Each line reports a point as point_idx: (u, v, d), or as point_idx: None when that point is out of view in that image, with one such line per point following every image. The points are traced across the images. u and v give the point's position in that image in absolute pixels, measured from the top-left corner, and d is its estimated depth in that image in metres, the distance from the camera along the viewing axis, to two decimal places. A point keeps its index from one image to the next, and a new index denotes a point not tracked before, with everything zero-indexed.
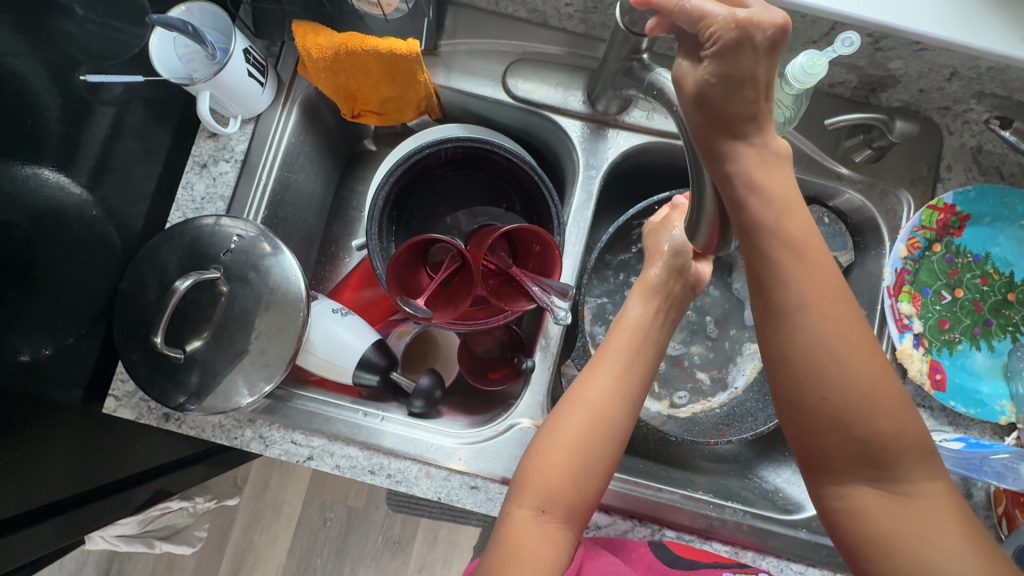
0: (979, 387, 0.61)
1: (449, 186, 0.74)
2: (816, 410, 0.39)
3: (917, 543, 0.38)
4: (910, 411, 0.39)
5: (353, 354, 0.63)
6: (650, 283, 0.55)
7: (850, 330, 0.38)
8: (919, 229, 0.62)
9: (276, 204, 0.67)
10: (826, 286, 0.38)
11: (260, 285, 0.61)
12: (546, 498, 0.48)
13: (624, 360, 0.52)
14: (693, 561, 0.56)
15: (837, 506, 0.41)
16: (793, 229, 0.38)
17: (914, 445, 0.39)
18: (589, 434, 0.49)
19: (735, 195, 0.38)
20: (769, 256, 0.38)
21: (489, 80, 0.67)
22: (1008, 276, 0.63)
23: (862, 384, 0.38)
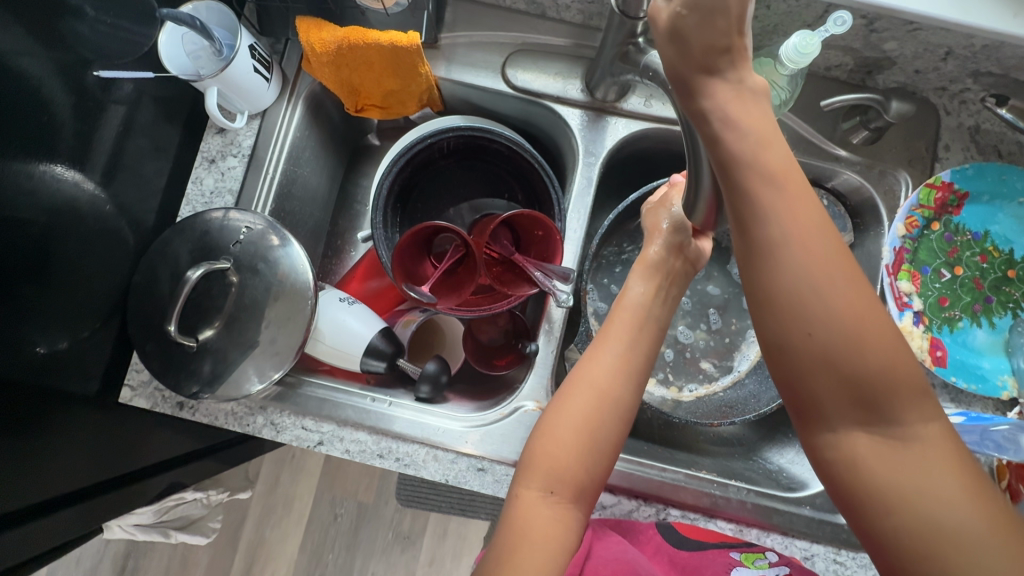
0: (981, 363, 0.62)
1: (452, 177, 0.75)
2: (805, 352, 0.35)
3: (904, 491, 0.36)
4: (902, 351, 0.37)
5: (361, 341, 0.64)
6: (650, 260, 0.57)
7: (835, 265, 0.35)
8: (917, 208, 0.63)
9: (283, 197, 0.69)
10: (807, 211, 0.34)
11: (269, 276, 0.62)
12: (553, 478, 0.48)
13: (626, 337, 0.53)
14: (700, 543, 0.58)
15: (833, 459, 0.38)
16: (773, 162, 0.34)
17: (907, 385, 0.36)
18: (593, 413, 0.49)
19: (711, 132, 0.35)
20: (749, 193, 0.34)
21: (489, 72, 0.69)
22: (1008, 253, 0.64)
23: (851, 322, 0.35)
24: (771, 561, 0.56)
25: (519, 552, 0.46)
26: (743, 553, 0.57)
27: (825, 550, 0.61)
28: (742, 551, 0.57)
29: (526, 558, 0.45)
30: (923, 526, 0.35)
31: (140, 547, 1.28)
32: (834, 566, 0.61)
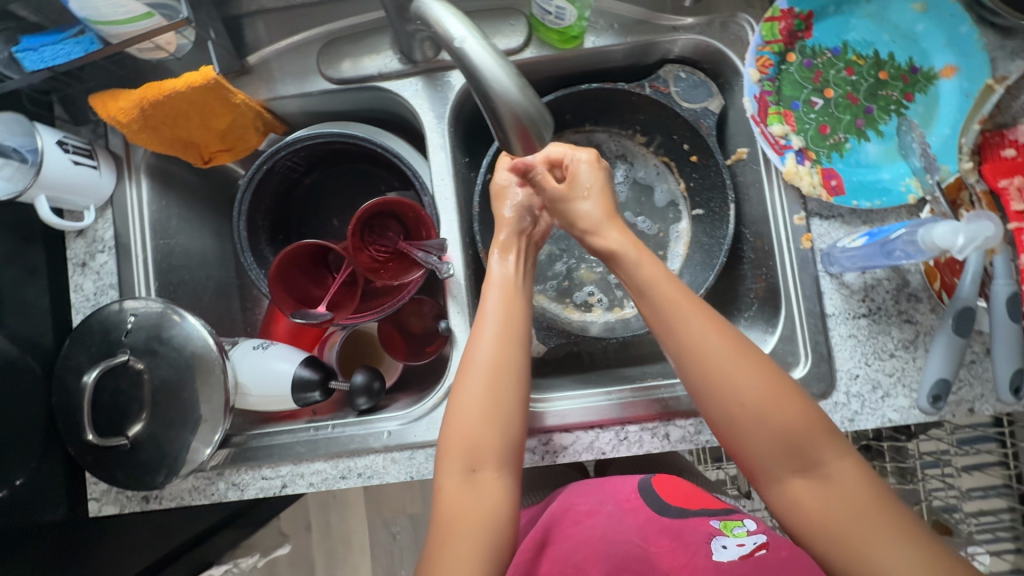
0: (879, 177, 0.60)
1: (324, 191, 0.74)
2: (734, 410, 0.46)
3: (781, 442, 0.45)
4: (796, 395, 0.45)
5: (285, 379, 0.64)
6: (508, 220, 0.61)
7: (672, 287, 0.50)
8: (764, 47, 0.60)
9: (167, 271, 0.68)
10: (657, 269, 0.51)
11: (171, 352, 0.61)
12: (472, 456, 0.49)
13: (505, 309, 0.55)
14: (683, 512, 0.58)
15: (716, 417, 0.47)
16: (646, 271, 0.51)
17: (817, 430, 0.45)
18: (496, 381, 0.51)
19: (489, 57, 0.42)
20: (526, 91, 0.43)
21: (308, 76, 0.67)
22: (873, 56, 0.61)
23: (749, 375, 0.46)
24: (751, 528, 0.53)
25: (448, 542, 0.46)
26: (724, 521, 0.55)
27: None
28: (722, 519, 0.55)
29: (457, 541, 0.46)
30: (791, 457, 0.45)
31: None
32: None
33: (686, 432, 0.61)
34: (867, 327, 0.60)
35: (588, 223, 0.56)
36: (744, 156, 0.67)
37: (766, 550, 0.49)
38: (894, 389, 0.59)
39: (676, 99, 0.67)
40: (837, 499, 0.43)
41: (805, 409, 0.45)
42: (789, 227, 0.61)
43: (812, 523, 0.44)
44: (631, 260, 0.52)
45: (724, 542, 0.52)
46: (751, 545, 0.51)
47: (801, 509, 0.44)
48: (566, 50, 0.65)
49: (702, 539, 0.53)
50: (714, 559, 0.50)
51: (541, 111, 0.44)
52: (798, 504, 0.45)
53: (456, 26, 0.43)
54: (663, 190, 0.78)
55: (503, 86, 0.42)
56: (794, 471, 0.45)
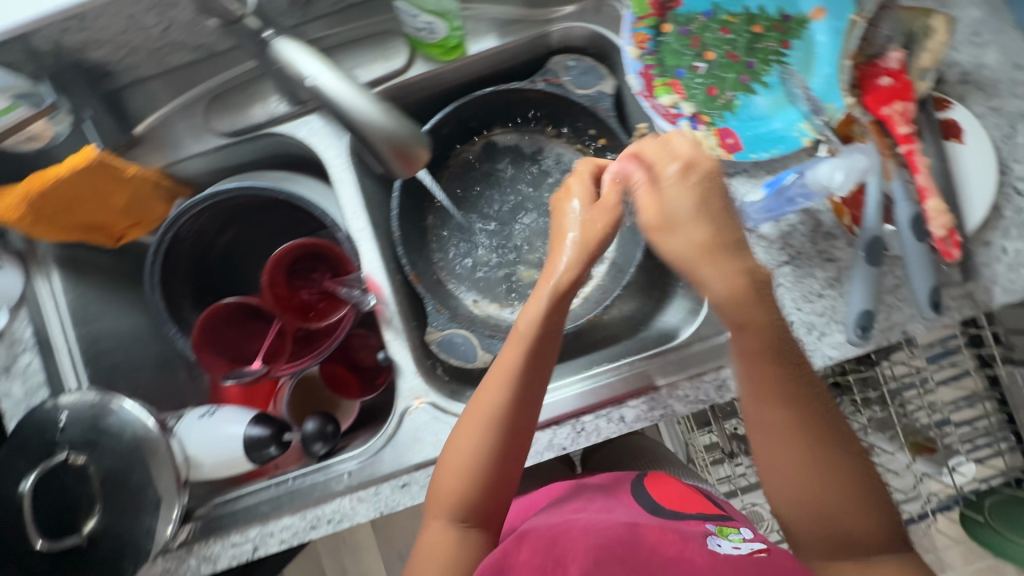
0: (772, 127, 0.61)
1: (247, 246, 0.73)
2: (793, 489, 0.44)
3: (836, 528, 0.43)
4: (865, 493, 0.43)
5: (235, 441, 0.63)
6: (557, 277, 0.51)
7: (770, 374, 0.43)
8: (638, 23, 0.60)
9: (97, 357, 0.67)
10: (750, 350, 0.43)
11: (112, 439, 0.60)
12: (462, 511, 0.53)
13: (528, 367, 0.52)
14: (676, 514, 0.57)
15: (783, 488, 0.45)
16: (743, 347, 0.43)
17: (875, 531, 0.43)
18: (491, 444, 0.53)
19: (346, 86, 0.43)
20: (389, 112, 0.43)
21: (200, 135, 0.66)
22: (744, 12, 0.62)
23: (825, 463, 0.43)
24: (747, 535, 0.52)
25: (420, 568, 0.54)
26: (719, 526, 0.54)
27: None
28: (718, 524, 0.54)
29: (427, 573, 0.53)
30: (835, 545, 0.43)
31: None
32: None
33: (640, 412, 0.61)
34: (791, 273, 0.61)
35: (618, 285, 0.49)
36: (645, 131, 0.67)
37: (765, 553, 0.48)
38: (828, 328, 0.60)
39: (570, 88, 0.68)
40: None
41: (869, 502, 0.43)
42: None
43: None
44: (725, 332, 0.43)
45: (719, 541, 0.50)
46: (748, 548, 0.50)
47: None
48: (452, 61, 0.65)
49: (697, 534, 0.52)
50: (707, 548, 0.49)
51: (410, 130, 0.44)
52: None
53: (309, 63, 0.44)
54: None
55: (366, 113, 0.43)
56: (847, 555, 0.43)
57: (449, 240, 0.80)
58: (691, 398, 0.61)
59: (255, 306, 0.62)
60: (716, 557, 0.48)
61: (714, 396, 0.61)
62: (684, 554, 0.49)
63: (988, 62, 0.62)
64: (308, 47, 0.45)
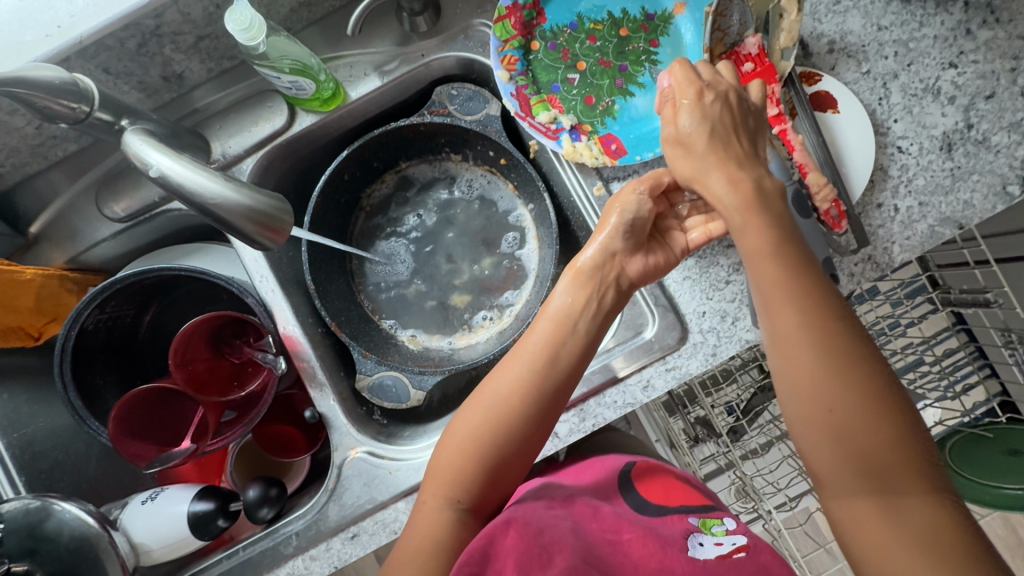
0: (654, 125, 0.61)
1: (171, 322, 0.73)
2: (821, 415, 0.45)
3: (864, 463, 0.44)
4: (884, 418, 0.44)
5: (180, 522, 0.63)
6: (580, 269, 0.56)
7: (784, 262, 0.49)
8: (504, 46, 0.61)
9: (32, 461, 0.67)
10: (769, 233, 0.49)
11: (51, 543, 0.59)
12: (456, 490, 0.55)
13: (548, 345, 0.55)
14: (660, 509, 0.58)
15: (804, 433, 0.46)
16: (755, 241, 0.50)
17: (901, 457, 0.43)
18: (498, 425, 0.54)
19: (192, 172, 0.43)
20: (238, 190, 0.44)
21: (97, 223, 0.66)
22: (608, 18, 0.63)
23: (846, 382, 0.44)
24: (729, 527, 0.55)
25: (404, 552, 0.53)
26: (702, 518, 0.57)
27: (656, 368, 0.62)
28: (700, 516, 0.57)
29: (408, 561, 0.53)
30: (864, 475, 0.44)
31: None
32: (669, 374, 0.62)
33: (571, 424, 0.62)
34: (697, 265, 0.62)
35: (683, 172, 0.54)
36: (538, 147, 0.68)
37: (743, 552, 0.51)
38: (740, 312, 0.61)
39: (457, 116, 0.68)
40: (903, 527, 0.42)
41: (897, 429, 0.44)
42: (593, 201, 0.63)
43: (859, 530, 0.44)
44: (736, 227, 0.51)
45: (701, 539, 0.53)
46: (729, 545, 0.53)
47: (848, 524, 0.45)
48: (333, 110, 0.65)
49: (680, 536, 0.54)
50: (689, 554, 0.51)
51: (267, 202, 0.45)
52: (855, 520, 0.44)
53: (155, 153, 0.44)
54: (499, 197, 0.79)
55: (221, 196, 0.43)
56: (865, 490, 0.44)
57: (375, 280, 0.80)
58: (618, 403, 0.62)
59: (172, 389, 0.61)
60: (695, 565, 0.50)
61: (640, 397, 0.62)
62: (666, 564, 0.50)
63: (852, 27, 0.62)
64: (152, 140, 0.45)
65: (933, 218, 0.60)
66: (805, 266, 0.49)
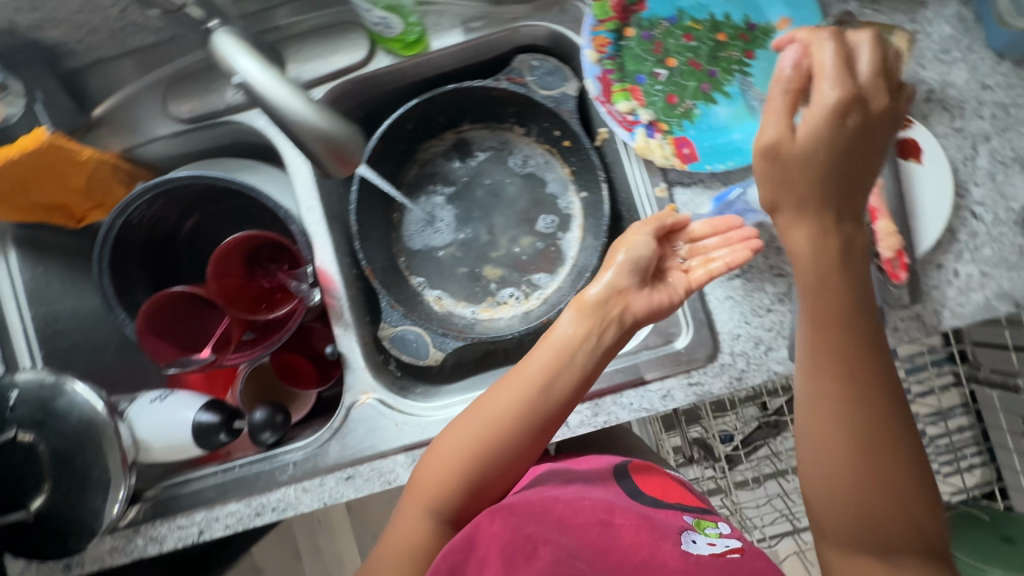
0: (730, 138, 0.60)
1: (209, 232, 0.74)
2: (842, 482, 0.44)
3: (872, 514, 0.43)
4: (903, 489, 0.43)
5: (186, 427, 0.64)
6: (584, 303, 0.54)
7: (842, 317, 0.45)
8: (599, 26, 0.59)
9: (53, 338, 0.68)
10: (838, 281, 0.45)
11: (60, 421, 0.61)
12: (438, 501, 0.54)
13: (546, 372, 0.54)
14: (656, 500, 0.61)
15: (815, 476, 0.45)
16: (815, 287, 0.46)
17: (914, 531, 0.43)
18: (489, 442, 0.54)
19: (278, 86, 0.43)
20: (321, 112, 0.44)
21: (161, 120, 0.66)
22: (709, 19, 0.61)
23: (873, 453, 0.43)
24: (723, 532, 0.56)
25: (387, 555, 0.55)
26: (697, 519, 0.58)
27: (678, 380, 0.61)
28: (696, 517, 0.59)
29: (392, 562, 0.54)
30: (876, 544, 0.43)
31: None
32: (690, 389, 0.61)
33: (583, 416, 0.62)
34: (741, 287, 0.61)
35: (768, 195, 0.45)
36: (607, 136, 0.67)
37: (738, 554, 0.52)
38: (775, 342, 0.60)
39: (534, 88, 0.67)
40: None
41: (903, 479, 0.43)
42: (653, 201, 0.61)
43: None
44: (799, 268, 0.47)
45: (695, 536, 0.54)
46: (722, 546, 0.53)
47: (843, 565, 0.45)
48: (412, 57, 0.64)
49: (675, 529, 0.55)
50: (681, 546, 0.52)
51: (345, 129, 0.44)
52: (852, 561, 0.44)
53: (245, 61, 0.44)
54: (551, 180, 0.78)
55: (300, 112, 0.43)
56: (866, 537, 0.43)
57: (412, 235, 0.80)
58: (633, 406, 0.62)
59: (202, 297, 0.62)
60: (688, 560, 0.50)
61: (657, 404, 0.62)
62: (657, 555, 0.50)
63: (955, 80, 0.60)
64: (244, 46, 0.45)
65: (991, 291, 0.58)
66: (862, 320, 0.46)
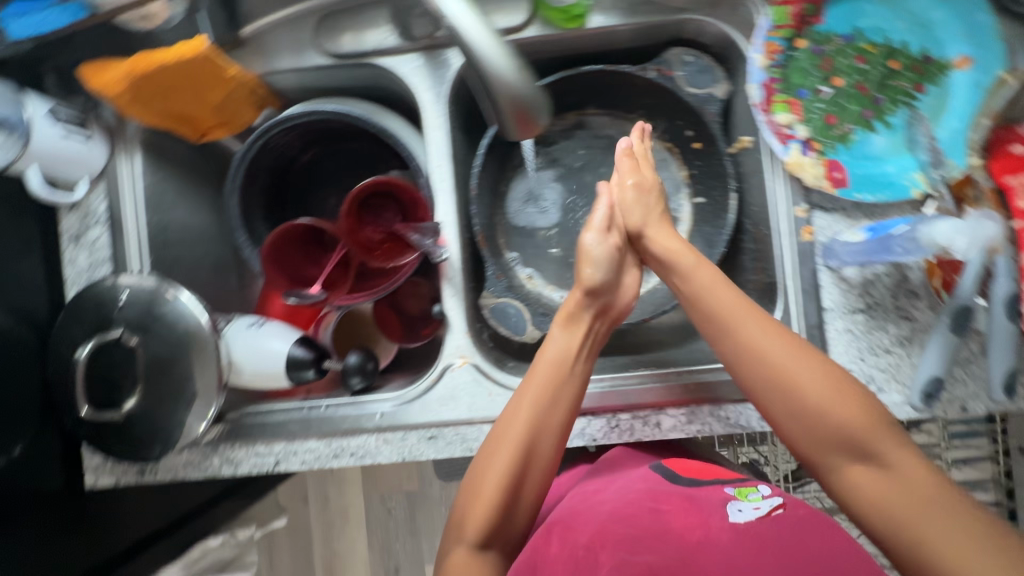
0: (885, 170, 0.58)
1: (322, 170, 0.74)
2: (835, 438, 0.50)
3: (836, 431, 0.50)
4: (880, 426, 0.49)
5: (279, 358, 0.64)
6: (568, 313, 0.63)
7: (750, 321, 0.54)
8: (773, 32, 0.58)
9: (160, 247, 0.68)
10: (726, 299, 0.55)
11: (165, 329, 0.61)
12: (480, 538, 0.55)
13: (547, 389, 0.58)
14: (694, 479, 0.60)
15: (787, 430, 0.52)
16: (722, 305, 0.55)
17: (916, 470, 0.47)
18: (513, 472, 0.55)
19: (486, 35, 0.42)
20: (523, 70, 0.43)
21: (307, 50, 0.65)
22: (885, 44, 0.59)
23: (841, 406, 0.50)
24: (765, 493, 0.56)
25: None
26: (737, 487, 0.57)
27: None
28: (735, 485, 0.58)
29: None
30: (902, 491, 0.47)
31: None
32: None
33: (678, 421, 0.61)
34: (864, 322, 0.59)
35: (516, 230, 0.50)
36: (747, 145, 0.65)
37: (781, 511, 0.54)
38: (887, 385, 0.59)
39: (681, 84, 0.65)
40: (895, 486, 0.47)
41: (858, 401, 0.50)
42: (790, 220, 0.60)
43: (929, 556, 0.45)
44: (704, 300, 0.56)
45: (739, 505, 0.54)
46: (767, 507, 0.54)
47: (856, 503, 0.49)
48: (570, 30, 0.63)
49: (716, 502, 0.55)
50: (729, 521, 0.52)
51: (537, 93, 0.44)
52: (858, 493, 0.49)
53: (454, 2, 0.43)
54: (665, 180, 0.75)
55: (503, 75, 0.42)
56: (851, 459, 0.50)
57: (516, 213, 0.79)
58: (731, 421, 0.60)
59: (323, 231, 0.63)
60: (737, 531, 0.51)
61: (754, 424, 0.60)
62: (709, 533, 0.51)
63: None
64: None
65: None
66: (775, 327, 0.53)
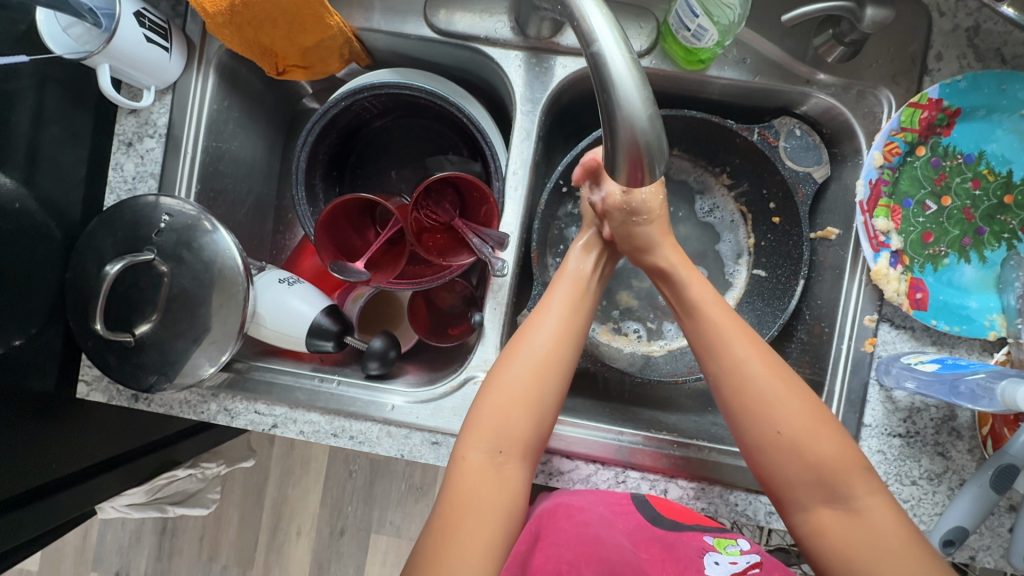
0: (966, 303, 0.56)
1: (390, 138, 0.71)
2: (805, 467, 0.47)
3: (815, 471, 0.47)
4: (853, 466, 0.47)
5: (303, 322, 0.62)
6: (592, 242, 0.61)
7: (730, 324, 0.52)
8: (898, 132, 0.55)
9: (209, 176, 0.65)
10: (705, 293, 0.55)
11: (197, 264, 0.59)
12: (500, 439, 0.51)
13: (571, 304, 0.57)
14: (676, 523, 0.55)
15: (758, 457, 0.49)
16: (716, 316, 0.53)
17: (882, 511, 0.46)
18: (538, 386, 0.52)
19: (625, 63, 0.37)
20: (656, 109, 0.37)
21: (412, 16, 0.62)
22: (1005, 175, 0.56)
23: (820, 443, 0.47)
24: (744, 548, 0.53)
25: (464, 523, 0.47)
26: (717, 537, 0.54)
27: None
28: (715, 535, 0.54)
29: (472, 521, 0.47)
30: (848, 516, 0.46)
31: (172, 526, 1.14)
32: None
33: (685, 494, 0.59)
34: (897, 449, 0.56)
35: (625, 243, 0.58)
36: (832, 237, 0.63)
37: (758, 569, 0.50)
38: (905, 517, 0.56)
39: (782, 155, 0.62)
40: (861, 531, 0.46)
41: (840, 441, 0.48)
42: (855, 325, 0.58)
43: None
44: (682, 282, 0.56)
45: (717, 558, 0.51)
46: (744, 564, 0.51)
47: (824, 518, 0.47)
48: (687, 71, 0.60)
49: (696, 552, 0.51)
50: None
51: (663, 140, 0.38)
52: (829, 518, 0.47)
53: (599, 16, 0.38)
54: (731, 241, 0.72)
55: (632, 106, 0.37)
56: (821, 498, 0.47)
57: (570, 235, 0.73)
58: (737, 507, 0.59)
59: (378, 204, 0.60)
60: None
61: (760, 517, 0.59)
62: None
63: None
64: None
65: None
66: (743, 336, 0.52)
